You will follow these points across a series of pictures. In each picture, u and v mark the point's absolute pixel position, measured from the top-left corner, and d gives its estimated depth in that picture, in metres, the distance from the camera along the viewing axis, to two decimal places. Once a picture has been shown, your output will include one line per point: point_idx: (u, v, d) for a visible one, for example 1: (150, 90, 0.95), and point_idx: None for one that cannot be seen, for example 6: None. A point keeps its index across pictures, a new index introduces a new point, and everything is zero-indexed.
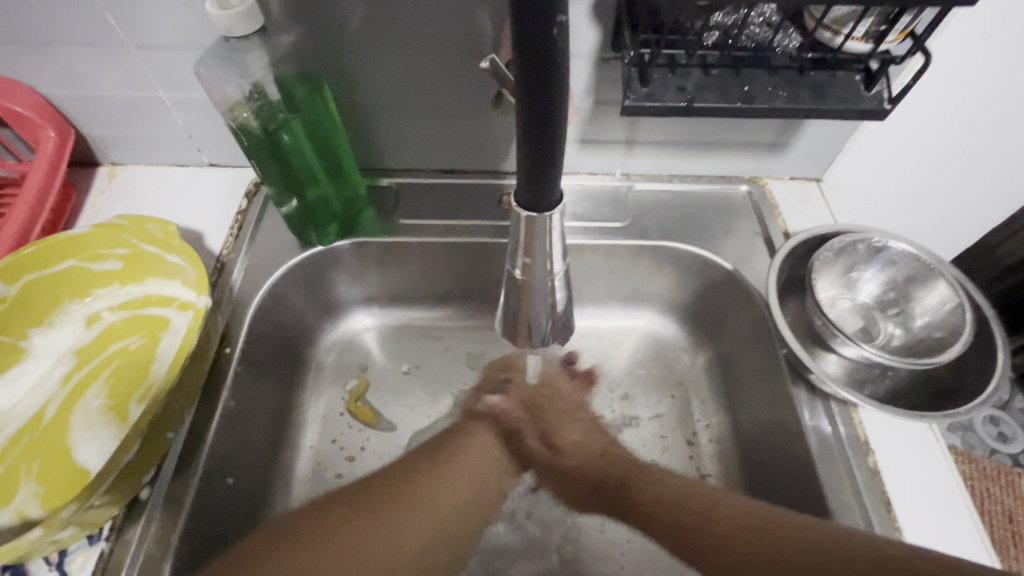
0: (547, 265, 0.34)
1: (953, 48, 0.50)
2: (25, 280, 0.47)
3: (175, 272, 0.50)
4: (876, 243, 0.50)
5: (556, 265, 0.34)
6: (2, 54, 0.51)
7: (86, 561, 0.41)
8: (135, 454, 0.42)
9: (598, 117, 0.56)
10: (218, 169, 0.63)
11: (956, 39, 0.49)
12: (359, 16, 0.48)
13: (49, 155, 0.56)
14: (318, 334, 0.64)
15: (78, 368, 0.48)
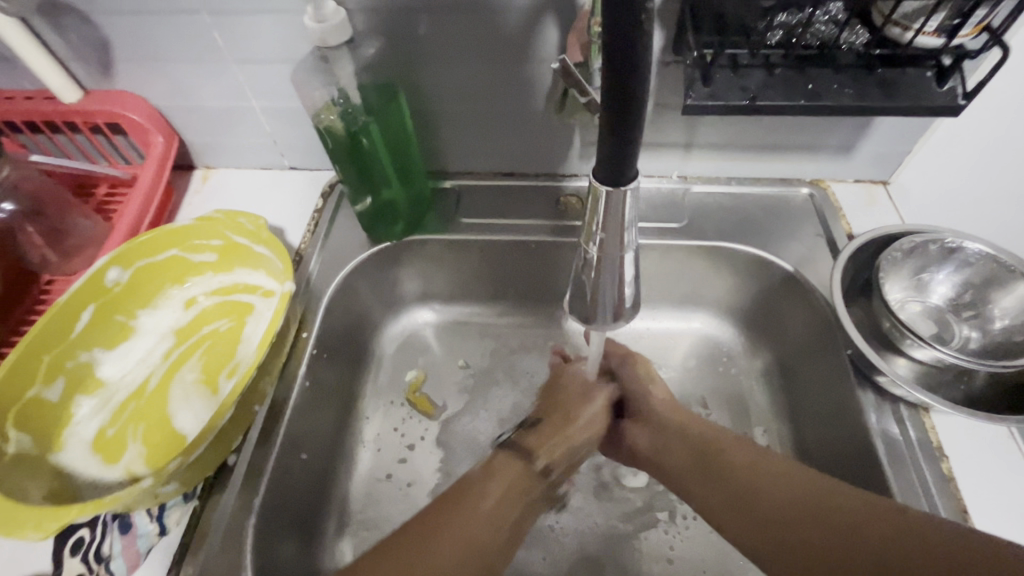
0: (619, 241, 0.36)
1: None
2: (137, 265, 0.53)
3: (263, 262, 0.55)
4: (949, 244, 0.48)
5: (628, 245, 0.36)
6: (122, 70, 0.58)
7: (181, 517, 0.45)
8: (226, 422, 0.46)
9: (657, 121, 0.58)
10: (298, 173, 0.68)
11: None
12: (435, 30, 0.51)
13: (157, 158, 0.62)
14: (382, 326, 0.68)
15: (176, 346, 0.54)
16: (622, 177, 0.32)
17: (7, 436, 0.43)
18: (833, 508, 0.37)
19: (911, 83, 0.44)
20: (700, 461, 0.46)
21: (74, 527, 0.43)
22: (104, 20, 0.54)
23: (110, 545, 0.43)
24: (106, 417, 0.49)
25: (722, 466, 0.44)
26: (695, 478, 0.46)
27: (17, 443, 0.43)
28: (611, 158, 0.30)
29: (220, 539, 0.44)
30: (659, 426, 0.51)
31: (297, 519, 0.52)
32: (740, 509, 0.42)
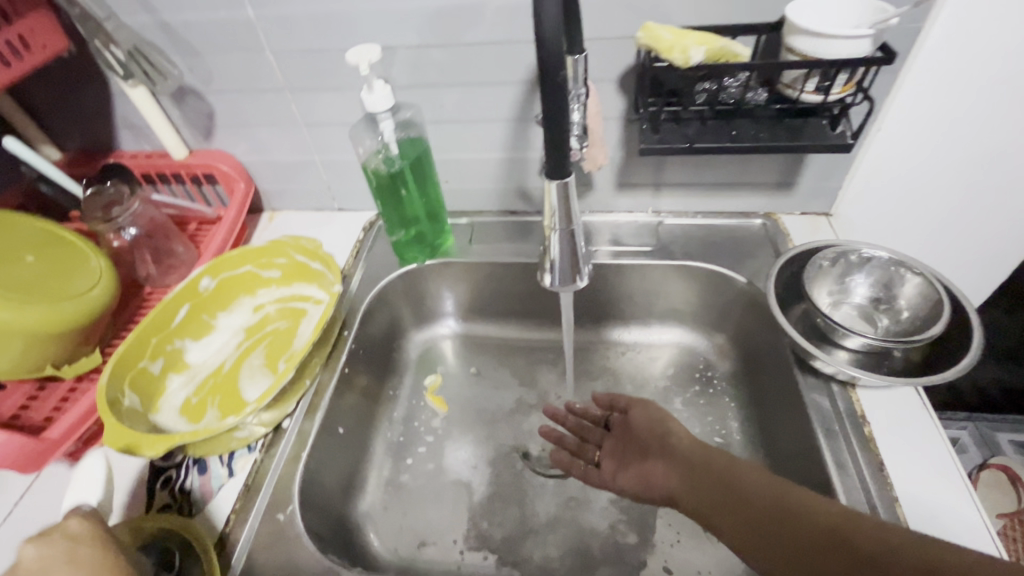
0: (569, 214, 0.40)
1: (910, 106, 0.62)
2: (222, 276, 0.68)
3: (317, 275, 0.69)
4: (864, 253, 0.60)
5: (573, 216, 0.41)
6: (220, 134, 0.77)
7: (245, 464, 0.56)
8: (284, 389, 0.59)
9: (629, 166, 0.73)
10: (345, 213, 0.85)
11: (912, 99, 0.61)
12: (455, 99, 0.68)
13: (240, 201, 0.80)
14: (407, 337, 0.81)
15: (246, 340, 0.68)
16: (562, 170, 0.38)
17: (122, 393, 0.56)
18: (843, 538, 0.39)
19: (811, 128, 0.58)
20: (722, 493, 0.48)
21: (164, 468, 0.56)
22: (214, 98, 0.73)
23: (191, 481, 0.55)
24: (191, 390, 0.62)
25: (741, 497, 0.47)
26: (721, 513, 0.47)
27: (128, 400, 0.57)
28: (554, 154, 0.37)
29: (275, 485, 0.55)
30: (683, 460, 0.53)
31: (333, 483, 0.62)
32: (758, 526, 0.44)
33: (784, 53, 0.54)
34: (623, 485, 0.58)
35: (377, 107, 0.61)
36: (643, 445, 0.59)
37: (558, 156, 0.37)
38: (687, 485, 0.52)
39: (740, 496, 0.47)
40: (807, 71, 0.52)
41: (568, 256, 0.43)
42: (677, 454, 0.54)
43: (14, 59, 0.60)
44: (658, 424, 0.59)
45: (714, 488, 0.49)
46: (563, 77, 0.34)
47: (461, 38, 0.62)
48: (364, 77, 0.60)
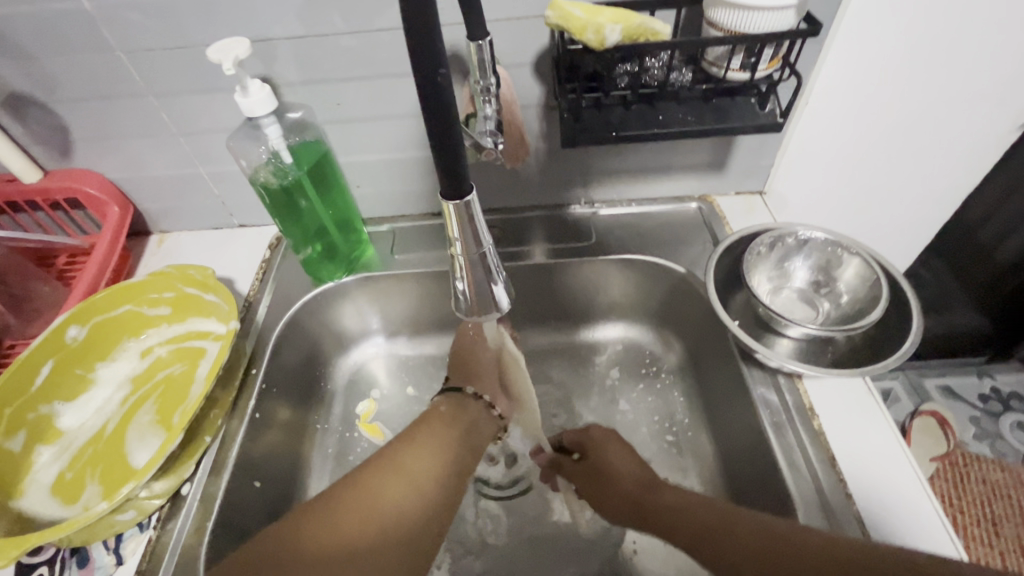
0: (477, 237, 0.35)
1: (835, 80, 0.60)
2: (93, 321, 0.57)
3: (212, 308, 0.60)
4: (800, 235, 0.58)
5: (483, 238, 0.35)
6: (80, 150, 0.65)
7: (136, 546, 0.48)
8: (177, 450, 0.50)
9: (556, 157, 0.67)
10: (247, 229, 0.75)
11: (836, 72, 0.59)
12: (355, 95, 0.60)
13: (116, 226, 0.68)
14: (332, 362, 0.73)
15: (132, 393, 0.58)
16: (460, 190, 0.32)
17: None
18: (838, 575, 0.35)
19: (739, 108, 0.54)
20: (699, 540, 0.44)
21: (33, 566, 0.47)
22: (62, 109, 0.61)
23: None
24: (65, 462, 0.52)
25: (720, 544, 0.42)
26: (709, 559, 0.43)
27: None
28: (448, 168, 0.31)
29: (176, 564, 0.47)
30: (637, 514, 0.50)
31: None
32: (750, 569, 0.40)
33: (706, 28, 0.49)
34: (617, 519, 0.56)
35: (257, 112, 0.52)
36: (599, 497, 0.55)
37: (454, 172, 0.31)
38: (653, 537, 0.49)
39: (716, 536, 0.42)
40: (731, 48, 0.48)
41: (483, 283, 0.38)
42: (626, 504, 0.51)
43: None
44: (597, 478, 0.55)
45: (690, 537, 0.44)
46: (445, 77, 0.28)
47: (352, 25, 0.54)
48: (235, 77, 0.51)
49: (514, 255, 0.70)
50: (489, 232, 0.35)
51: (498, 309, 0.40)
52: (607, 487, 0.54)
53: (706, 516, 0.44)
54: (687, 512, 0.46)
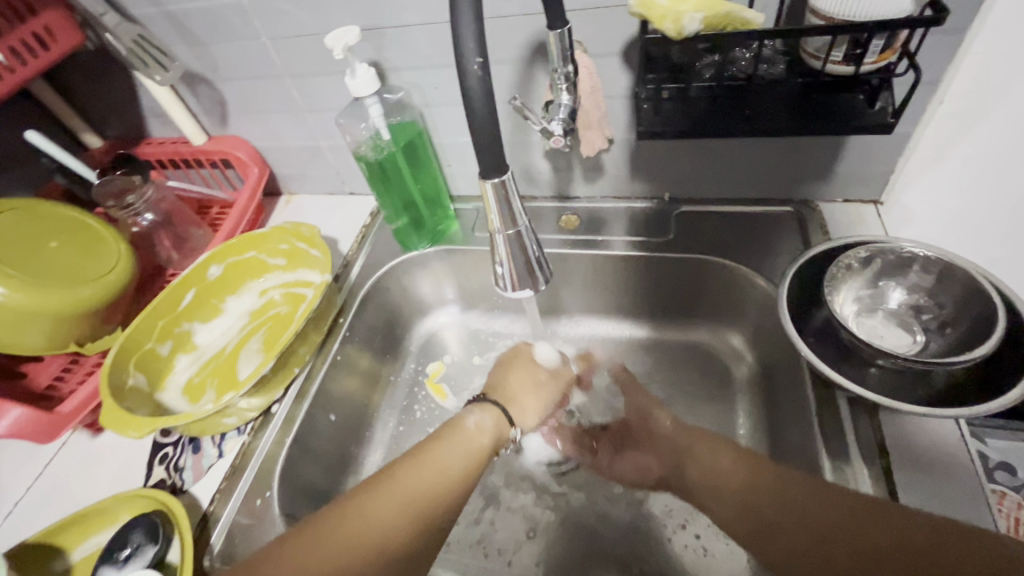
0: (510, 217, 0.37)
1: (980, 77, 0.51)
2: (228, 262, 0.70)
3: (314, 261, 0.69)
4: (904, 253, 0.51)
5: (518, 216, 0.38)
6: (234, 121, 0.79)
7: (234, 445, 0.59)
8: (271, 376, 0.60)
9: (640, 149, 0.66)
10: (355, 198, 0.85)
11: (980, 68, 0.51)
12: (450, 80, 0.64)
13: (254, 185, 0.82)
14: (411, 325, 0.80)
15: (250, 324, 0.70)
16: (495, 172, 0.35)
17: (130, 374, 0.60)
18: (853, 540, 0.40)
19: (842, 106, 0.49)
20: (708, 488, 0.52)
21: (164, 445, 0.59)
22: (223, 86, 0.74)
23: (186, 459, 0.58)
24: (195, 370, 0.65)
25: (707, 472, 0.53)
26: (705, 495, 0.53)
27: (138, 380, 0.61)
28: (487, 149, 0.33)
29: (258, 467, 0.57)
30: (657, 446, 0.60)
31: (324, 469, 0.64)
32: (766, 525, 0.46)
33: (807, 16, 0.46)
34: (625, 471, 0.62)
35: (362, 93, 0.59)
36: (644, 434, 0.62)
37: (492, 154, 0.34)
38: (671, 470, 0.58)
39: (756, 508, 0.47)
40: (831, 39, 0.44)
41: (520, 263, 0.41)
42: (653, 441, 0.61)
43: (32, 56, 0.63)
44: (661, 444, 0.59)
45: (698, 473, 0.54)
46: (482, 66, 0.31)
47: None
48: (347, 62, 0.58)
49: (586, 245, 0.71)
50: (524, 210, 0.38)
51: (537, 283, 0.42)
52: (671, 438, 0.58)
53: (760, 497, 0.47)
54: (718, 482, 0.52)
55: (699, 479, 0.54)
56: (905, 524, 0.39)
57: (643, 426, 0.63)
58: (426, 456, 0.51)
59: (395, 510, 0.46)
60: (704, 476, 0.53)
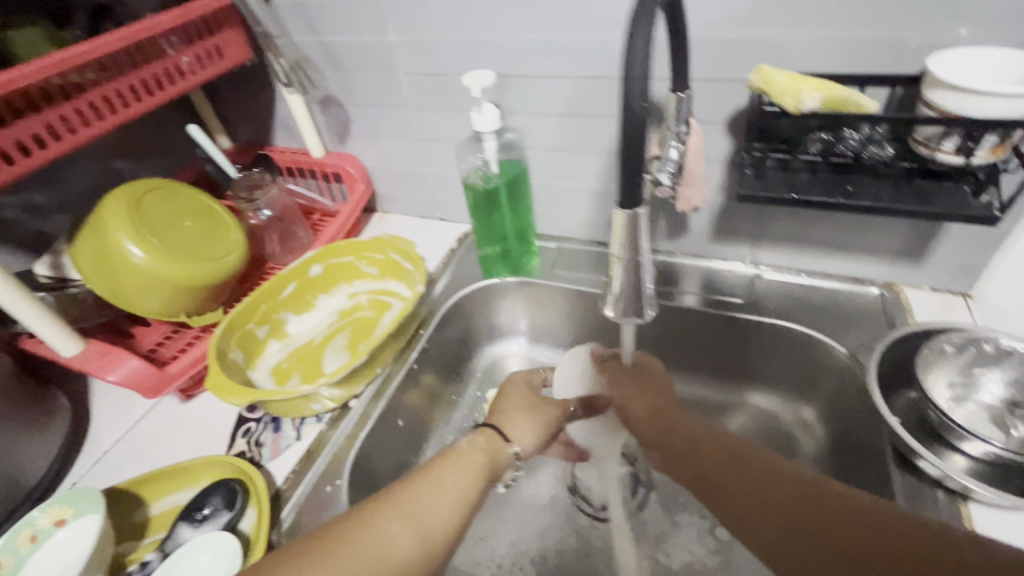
0: (634, 246, 0.40)
1: None
2: (330, 262, 0.76)
3: (405, 274, 0.74)
4: (1003, 344, 0.52)
5: (641, 247, 0.41)
6: (352, 140, 0.87)
7: (311, 431, 0.62)
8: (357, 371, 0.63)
9: (728, 212, 0.70)
10: (443, 223, 0.91)
11: None
12: (559, 127, 0.70)
13: (357, 199, 0.89)
14: (478, 349, 0.83)
15: (337, 322, 0.75)
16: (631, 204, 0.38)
17: (231, 349, 0.65)
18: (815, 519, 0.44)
19: (946, 194, 0.51)
20: (693, 462, 0.54)
21: (247, 419, 0.63)
22: (352, 108, 0.83)
23: (266, 436, 0.61)
24: (284, 355, 0.70)
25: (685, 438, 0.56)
26: (683, 469, 0.55)
27: (236, 357, 0.65)
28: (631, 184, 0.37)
29: (331, 457, 0.59)
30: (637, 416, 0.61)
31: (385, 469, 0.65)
32: (756, 510, 0.47)
33: (919, 105, 0.49)
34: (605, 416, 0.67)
35: (484, 128, 0.65)
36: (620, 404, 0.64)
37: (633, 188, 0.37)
38: (653, 434, 0.59)
39: (724, 487, 0.50)
40: (944, 129, 0.47)
41: (634, 292, 0.44)
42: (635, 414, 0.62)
43: (206, 64, 0.73)
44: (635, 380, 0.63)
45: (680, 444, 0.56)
46: (644, 109, 0.35)
47: (573, 71, 0.65)
48: (476, 99, 0.65)
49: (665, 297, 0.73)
50: (648, 245, 0.41)
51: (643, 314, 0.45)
52: (636, 394, 0.62)
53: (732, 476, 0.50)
54: (692, 453, 0.54)
55: (684, 446, 0.56)
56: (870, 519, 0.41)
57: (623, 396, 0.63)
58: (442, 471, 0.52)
59: (412, 525, 0.47)
60: (676, 435, 0.57)
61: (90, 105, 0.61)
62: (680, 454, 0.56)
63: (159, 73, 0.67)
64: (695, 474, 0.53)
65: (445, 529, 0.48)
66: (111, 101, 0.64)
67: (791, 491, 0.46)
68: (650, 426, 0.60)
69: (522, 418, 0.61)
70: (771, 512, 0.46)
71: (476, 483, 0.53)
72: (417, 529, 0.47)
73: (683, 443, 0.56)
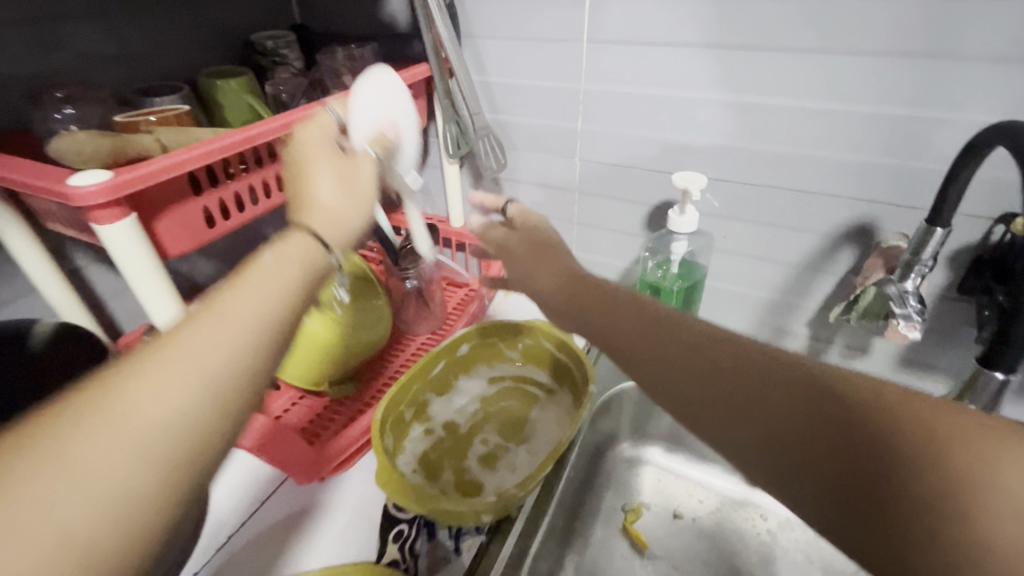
0: None
1: None
2: (476, 341, 0.70)
3: (562, 366, 0.69)
4: None
5: None
6: None
7: (472, 544, 0.54)
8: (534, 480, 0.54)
9: (925, 345, 0.65)
10: None
11: None
12: (742, 234, 0.67)
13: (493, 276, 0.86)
14: (611, 453, 0.77)
15: (480, 410, 0.69)
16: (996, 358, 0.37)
17: (387, 436, 0.58)
18: (775, 374, 0.32)
19: None
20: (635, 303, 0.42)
21: (398, 520, 0.55)
22: (508, 185, 0.81)
23: (421, 545, 0.54)
24: (430, 443, 0.64)
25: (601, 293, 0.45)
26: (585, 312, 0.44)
27: (404, 465, 0.60)
28: None
29: None
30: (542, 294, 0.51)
31: None
32: (673, 367, 0.36)
33: None
34: (542, 280, 0.51)
35: (681, 229, 0.62)
36: (514, 266, 0.55)
37: None
38: (564, 300, 0.47)
39: (653, 336, 0.38)
40: None
41: None
42: (544, 288, 0.50)
43: None
44: (541, 251, 0.55)
45: (591, 296, 0.46)
46: None
47: (777, 183, 0.62)
48: (676, 199, 0.62)
49: None
50: None
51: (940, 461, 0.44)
52: (538, 263, 0.53)
53: (712, 335, 0.36)
54: (634, 312, 0.41)
55: (610, 321, 0.42)
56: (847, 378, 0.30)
57: (524, 270, 0.53)
58: (159, 367, 0.28)
59: (97, 479, 0.25)
60: (621, 300, 0.43)
61: None
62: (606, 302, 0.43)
63: None
64: (622, 337, 0.40)
65: (177, 463, 0.28)
66: None
67: (775, 385, 0.31)
68: (613, 333, 0.41)
69: (325, 174, 0.46)
70: (702, 382, 0.34)
71: (232, 380, 0.31)
72: (155, 428, 0.27)
73: (613, 312, 0.42)
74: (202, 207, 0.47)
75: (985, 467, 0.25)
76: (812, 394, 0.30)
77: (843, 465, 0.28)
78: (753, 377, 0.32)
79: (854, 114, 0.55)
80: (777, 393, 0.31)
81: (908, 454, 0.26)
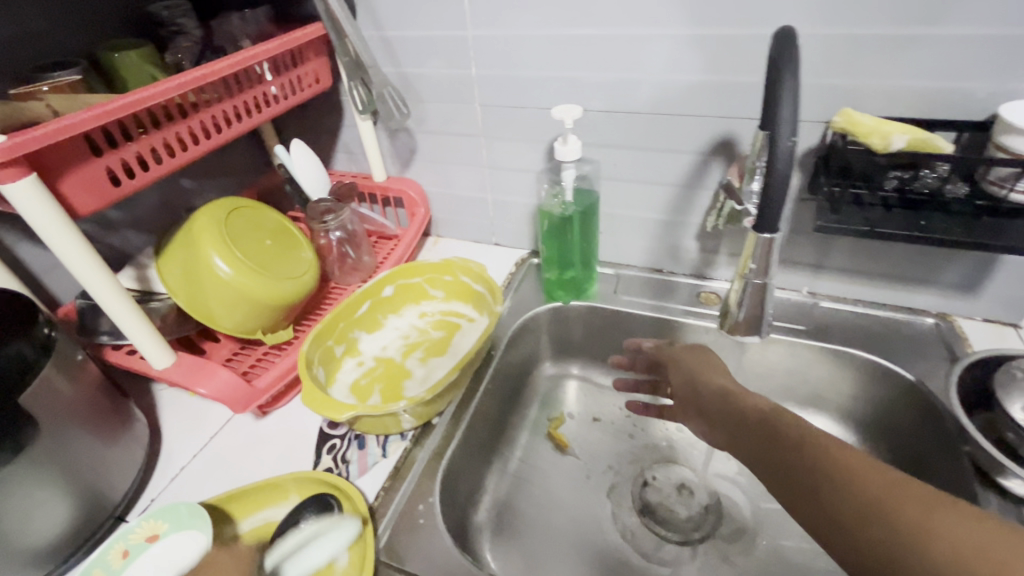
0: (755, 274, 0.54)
1: None
2: (398, 282, 0.76)
3: (478, 296, 0.76)
4: None
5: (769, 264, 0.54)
6: (415, 166, 0.90)
7: (396, 448, 0.62)
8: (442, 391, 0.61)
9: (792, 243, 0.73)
10: (501, 248, 0.94)
11: None
12: (628, 161, 0.74)
13: (417, 224, 0.92)
14: (535, 373, 0.85)
15: (408, 342, 0.76)
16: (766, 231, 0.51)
17: (316, 366, 0.65)
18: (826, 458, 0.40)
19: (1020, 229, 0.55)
20: (723, 396, 0.54)
21: (332, 436, 0.64)
22: (421, 136, 0.86)
23: (352, 453, 0.62)
24: (362, 372, 0.71)
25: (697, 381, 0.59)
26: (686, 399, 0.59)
27: None
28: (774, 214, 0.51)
29: (418, 476, 0.59)
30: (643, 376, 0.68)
31: (460, 490, 0.65)
32: (758, 443, 0.47)
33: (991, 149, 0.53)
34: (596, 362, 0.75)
35: (565, 158, 0.68)
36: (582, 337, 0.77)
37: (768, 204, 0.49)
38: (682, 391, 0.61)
39: (733, 418, 0.51)
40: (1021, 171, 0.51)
41: (753, 314, 0.58)
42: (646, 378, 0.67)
43: (308, 88, 0.75)
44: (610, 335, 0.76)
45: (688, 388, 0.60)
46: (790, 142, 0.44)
47: (649, 109, 0.69)
48: (560, 132, 0.68)
49: None
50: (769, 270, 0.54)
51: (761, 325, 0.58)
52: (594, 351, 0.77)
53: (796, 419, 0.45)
54: (726, 397, 0.54)
55: (702, 394, 0.57)
56: (894, 477, 0.37)
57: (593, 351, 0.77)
58: None
59: None
60: (702, 383, 0.58)
61: (202, 124, 0.61)
62: (695, 386, 0.59)
63: (259, 97, 0.67)
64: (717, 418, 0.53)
65: None
66: (219, 122, 0.63)
67: (851, 477, 0.38)
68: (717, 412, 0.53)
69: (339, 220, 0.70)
70: (790, 460, 0.43)
71: None
72: None
73: (701, 397, 0.57)
74: (105, 167, 0.51)
75: (940, 514, 0.33)
76: (870, 483, 0.37)
77: (871, 534, 0.35)
78: (785, 437, 0.44)
79: (702, 38, 0.62)
80: (782, 429, 0.45)
81: (865, 487, 0.37)
